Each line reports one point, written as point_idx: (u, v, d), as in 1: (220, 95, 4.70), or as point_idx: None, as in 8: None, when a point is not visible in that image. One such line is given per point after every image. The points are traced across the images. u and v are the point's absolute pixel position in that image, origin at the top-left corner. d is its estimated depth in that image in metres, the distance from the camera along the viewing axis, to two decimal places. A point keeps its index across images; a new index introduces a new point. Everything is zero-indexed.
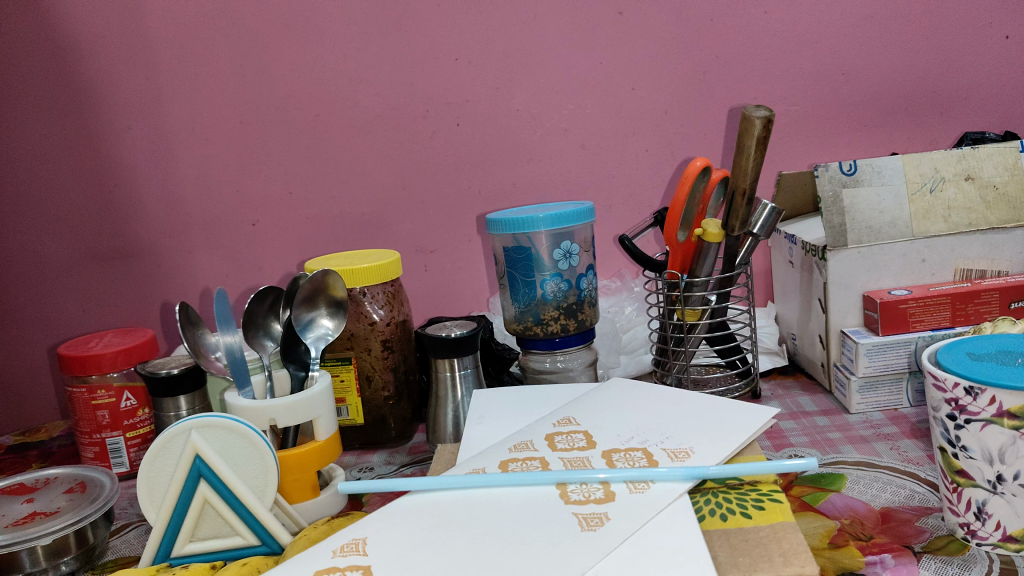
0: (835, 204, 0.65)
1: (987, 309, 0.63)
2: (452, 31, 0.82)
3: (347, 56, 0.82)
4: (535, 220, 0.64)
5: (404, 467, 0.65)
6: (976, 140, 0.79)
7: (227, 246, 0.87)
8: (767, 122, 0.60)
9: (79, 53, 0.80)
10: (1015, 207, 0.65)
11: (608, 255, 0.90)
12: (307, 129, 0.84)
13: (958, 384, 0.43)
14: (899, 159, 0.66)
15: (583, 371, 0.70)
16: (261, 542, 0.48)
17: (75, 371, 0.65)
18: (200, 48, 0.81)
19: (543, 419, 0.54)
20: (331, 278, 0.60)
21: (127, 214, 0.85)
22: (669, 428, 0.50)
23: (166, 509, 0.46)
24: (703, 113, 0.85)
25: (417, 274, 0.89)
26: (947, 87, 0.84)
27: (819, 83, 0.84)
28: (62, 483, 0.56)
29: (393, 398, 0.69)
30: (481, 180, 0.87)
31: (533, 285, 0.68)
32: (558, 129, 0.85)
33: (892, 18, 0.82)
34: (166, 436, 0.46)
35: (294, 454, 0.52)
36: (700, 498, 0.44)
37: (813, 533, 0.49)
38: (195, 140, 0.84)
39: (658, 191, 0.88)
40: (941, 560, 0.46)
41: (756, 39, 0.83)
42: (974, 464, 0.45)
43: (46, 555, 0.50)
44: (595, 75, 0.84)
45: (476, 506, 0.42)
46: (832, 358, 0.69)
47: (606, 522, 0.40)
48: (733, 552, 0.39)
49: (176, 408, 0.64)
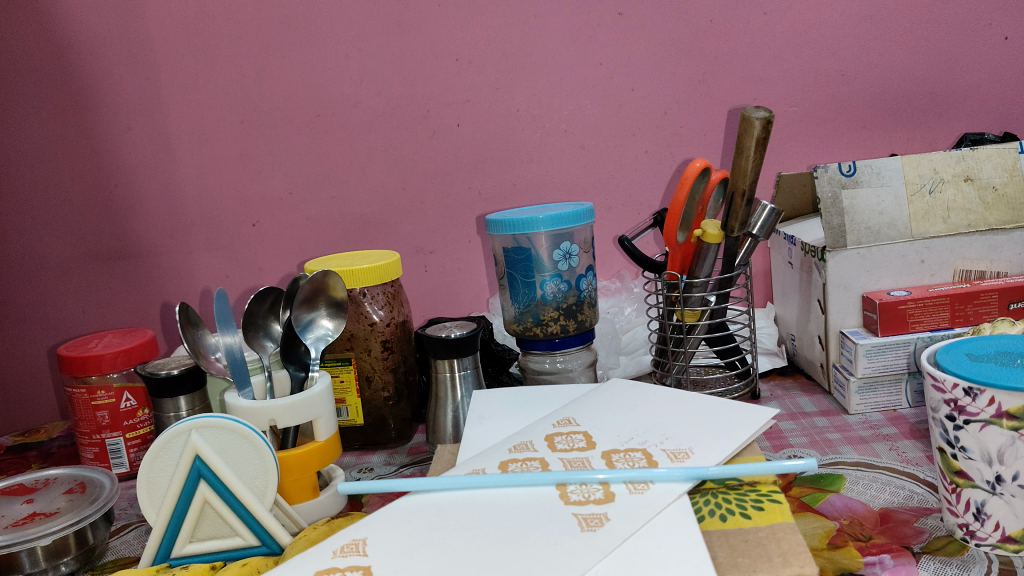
0: (834, 205, 0.65)
1: (987, 309, 0.63)
2: (452, 31, 0.82)
3: (348, 56, 0.82)
4: (535, 220, 0.64)
5: (404, 467, 0.65)
6: (975, 141, 0.79)
7: (228, 247, 0.87)
8: (767, 123, 0.60)
9: (80, 54, 0.81)
10: (1014, 208, 0.65)
11: (607, 255, 0.90)
12: (307, 130, 0.84)
13: (957, 384, 0.44)
14: (899, 160, 0.66)
15: (582, 372, 0.70)
16: (261, 543, 0.48)
17: (75, 372, 0.65)
18: (200, 49, 0.81)
19: (543, 419, 0.54)
20: (331, 279, 0.60)
21: (128, 214, 0.85)
22: (669, 428, 0.50)
23: (166, 510, 0.46)
24: (703, 114, 0.85)
25: (417, 274, 0.89)
26: (947, 87, 0.84)
27: (819, 84, 0.84)
28: (63, 483, 0.56)
29: (393, 399, 0.69)
30: (481, 181, 0.87)
31: (533, 285, 0.68)
32: (558, 130, 0.85)
33: (891, 18, 0.82)
34: (166, 437, 0.46)
35: (295, 455, 0.52)
36: (700, 498, 0.44)
37: (813, 534, 0.49)
38: (195, 140, 0.84)
39: (658, 192, 0.88)
40: (940, 560, 0.46)
41: (756, 40, 0.83)
42: (974, 464, 0.45)
43: (46, 555, 0.50)
44: (595, 76, 0.84)
45: (476, 506, 0.43)
46: (831, 358, 0.69)
47: (606, 523, 0.40)
48: (733, 552, 0.39)
49: (176, 408, 0.64)
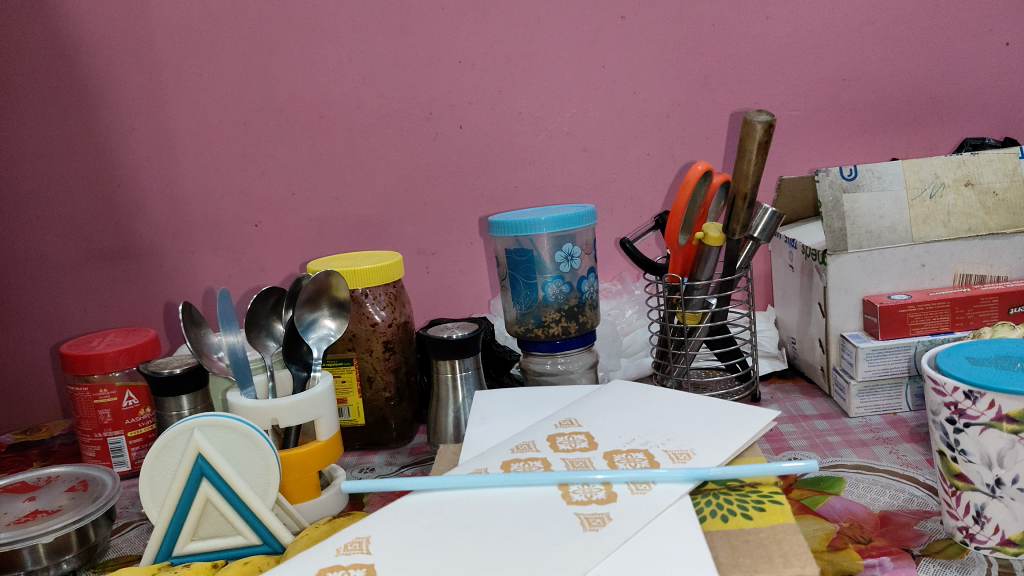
0: (835, 209, 0.65)
1: (987, 314, 0.63)
2: (454, 33, 0.82)
3: (350, 57, 0.82)
4: (537, 222, 0.64)
5: (404, 468, 0.65)
6: (976, 146, 0.79)
7: (230, 247, 0.87)
8: (768, 127, 0.61)
9: (84, 53, 0.81)
10: (1014, 212, 0.65)
11: (608, 257, 0.90)
12: (310, 130, 0.84)
13: (957, 388, 0.44)
14: (900, 164, 0.66)
15: (583, 373, 0.70)
16: (262, 542, 0.48)
17: (76, 370, 0.65)
18: (203, 49, 0.81)
19: (545, 419, 0.54)
20: (333, 279, 0.60)
21: (130, 214, 0.85)
22: (671, 429, 0.50)
23: (167, 509, 0.46)
24: (704, 117, 0.86)
25: (418, 275, 0.90)
26: (949, 92, 0.85)
27: (820, 88, 0.85)
28: (64, 481, 0.57)
29: (394, 399, 0.69)
30: (483, 182, 0.87)
31: (534, 287, 0.68)
32: (560, 132, 0.86)
33: (892, 23, 0.83)
34: (167, 436, 0.47)
35: (296, 454, 0.53)
36: (701, 499, 0.44)
37: (813, 536, 0.49)
38: (197, 140, 0.84)
39: (658, 195, 0.88)
40: (940, 563, 0.46)
41: (757, 44, 0.83)
42: (974, 467, 0.45)
43: (47, 553, 0.50)
44: (597, 79, 0.84)
45: (478, 505, 0.43)
46: (832, 362, 0.70)
47: (608, 523, 0.40)
48: (734, 552, 0.39)
49: (178, 408, 0.64)
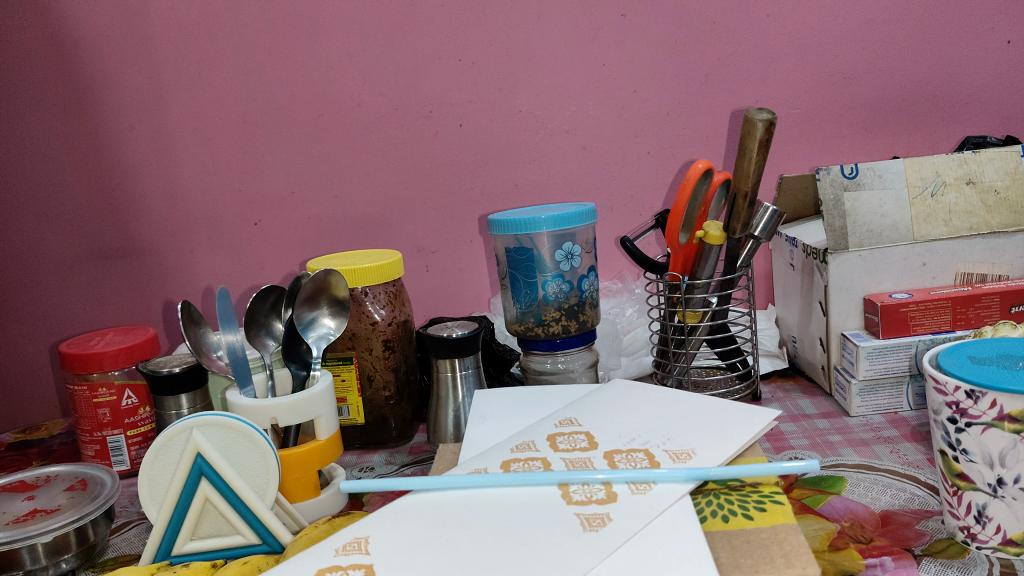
0: (836, 207, 0.65)
1: (988, 313, 0.63)
2: (454, 31, 0.82)
3: (350, 55, 0.82)
4: (537, 221, 0.64)
5: (404, 467, 0.65)
6: (977, 144, 0.79)
7: (229, 245, 0.87)
8: (769, 125, 0.61)
9: (83, 51, 0.81)
10: (1016, 210, 0.65)
11: (608, 256, 0.90)
12: (309, 128, 0.84)
13: (959, 387, 0.44)
14: (900, 163, 0.66)
15: (583, 372, 0.70)
16: (262, 541, 0.48)
17: (76, 368, 0.65)
18: (203, 47, 0.81)
19: (545, 419, 0.54)
20: (332, 278, 0.59)
21: (130, 212, 0.85)
22: (671, 429, 0.50)
23: (167, 508, 0.46)
24: (705, 115, 0.85)
25: (418, 274, 0.90)
26: (950, 90, 0.85)
27: (821, 86, 0.84)
28: (63, 480, 0.56)
29: (393, 398, 0.69)
30: (483, 181, 0.87)
31: (534, 285, 0.68)
32: (560, 131, 0.86)
33: (893, 21, 0.83)
34: (167, 435, 0.46)
35: (295, 453, 0.52)
36: (702, 499, 0.44)
37: (814, 536, 0.49)
38: (197, 138, 0.84)
39: (658, 194, 0.88)
40: (941, 563, 0.46)
41: (758, 42, 0.83)
42: (975, 467, 0.45)
43: (46, 552, 0.50)
44: (598, 77, 0.84)
45: (477, 505, 0.43)
46: (832, 361, 0.70)
47: (608, 523, 0.40)
48: (735, 552, 0.39)
49: (177, 407, 0.64)
